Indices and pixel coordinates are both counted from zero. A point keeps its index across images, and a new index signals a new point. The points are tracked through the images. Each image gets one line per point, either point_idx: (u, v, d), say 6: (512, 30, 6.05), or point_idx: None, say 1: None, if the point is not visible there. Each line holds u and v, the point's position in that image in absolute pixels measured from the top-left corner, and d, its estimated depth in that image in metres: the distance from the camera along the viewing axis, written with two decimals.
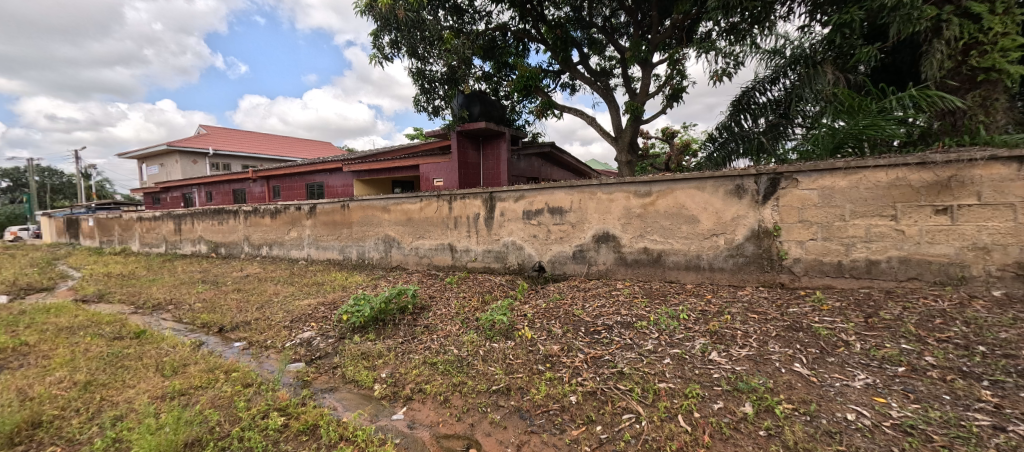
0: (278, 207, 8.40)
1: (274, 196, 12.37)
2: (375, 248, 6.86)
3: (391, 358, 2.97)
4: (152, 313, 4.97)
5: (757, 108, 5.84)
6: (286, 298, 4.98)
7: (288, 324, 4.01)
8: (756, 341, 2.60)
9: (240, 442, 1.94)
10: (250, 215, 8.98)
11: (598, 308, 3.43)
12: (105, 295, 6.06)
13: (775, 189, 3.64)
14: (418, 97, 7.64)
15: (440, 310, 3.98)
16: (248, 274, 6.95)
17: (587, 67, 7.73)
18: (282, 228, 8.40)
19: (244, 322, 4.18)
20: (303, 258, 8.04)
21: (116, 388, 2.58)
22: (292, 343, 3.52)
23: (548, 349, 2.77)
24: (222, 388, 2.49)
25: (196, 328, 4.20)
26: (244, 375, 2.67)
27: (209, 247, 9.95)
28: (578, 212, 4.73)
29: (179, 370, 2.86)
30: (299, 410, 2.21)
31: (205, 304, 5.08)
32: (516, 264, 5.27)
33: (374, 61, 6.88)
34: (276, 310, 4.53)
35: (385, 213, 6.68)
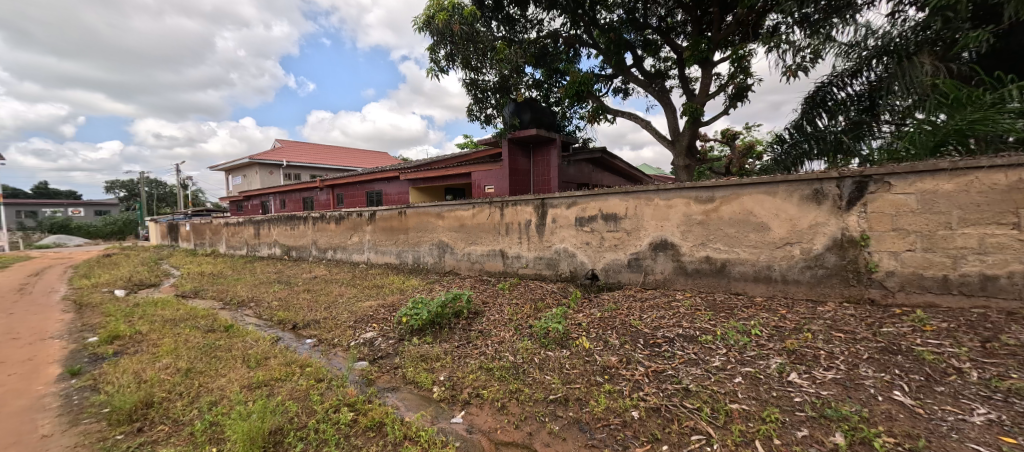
0: (342, 213, 9.01)
1: (338, 203, 13.29)
2: (430, 253, 7.11)
3: (448, 361, 3.05)
4: (236, 309, 5.54)
5: (835, 104, 5.32)
6: (350, 300, 5.31)
7: (352, 324, 4.26)
8: (843, 363, 2.34)
9: (316, 433, 2.08)
10: (318, 221, 9.72)
11: (658, 320, 3.28)
12: (199, 291, 6.85)
13: (862, 193, 3.27)
14: (471, 106, 7.87)
15: (493, 316, 4.02)
16: (316, 276, 7.51)
17: (641, 69, 7.52)
18: (345, 233, 8.99)
19: (314, 320, 4.51)
20: (364, 261, 8.54)
21: (210, 376, 2.89)
22: (356, 342, 3.73)
23: (605, 361, 2.69)
24: (298, 382, 2.69)
25: (274, 324, 4.60)
26: (317, 371, 2.87)
27: (283, 250, 10.90)
28: (633, 218, 4.57)
29: (260, 363, 3.14)
30: (367, 407, 2.33)
31: (281, 302, 5.56)
32: (568, 271, 5.19)
33: (430, 74, 7.18)
34: (342, 310, 4.84)
35: (439, 219, 6.90)
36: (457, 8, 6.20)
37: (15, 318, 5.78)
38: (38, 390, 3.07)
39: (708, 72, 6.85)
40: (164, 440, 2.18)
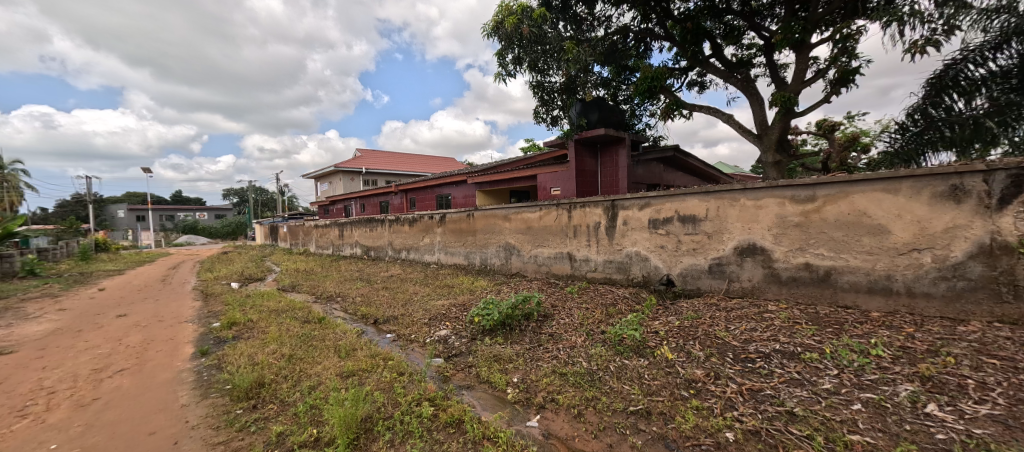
0: (415, 216, 9.54)
1: (411, 206, 14.13)
2: (497, 255, 7.23)
3: (520, 363, 3.05)
4: (327, 303, 6.12)
5: (973, 83, 4.43)
6: (425, 298, 5.59)
7: (427, 321, 4.47)
8: (1002, 397, 1.92)
9: (401, 425, 2.20)
10: (394, 223, 10.40)
11: (749, 332, 2.97)
12: (296, 286, 7.68)
13: (1021, 189, 2.68)
14: (538, 109, 7.88)
15: (564, 319, 3.95)
16: (393, 275, 8.04)
17: (721, 59, 6.96)
18: (417, 235, 9.51)
19: (393, 316, 4.80)
20: (435, 262, 8.95)
21: (309, 363, 3.21)
22: (432, 339, 3.90)
23: (690, 373, 2.50)
24: (382, 374, 2.87)
25: (358, 318, 5.00)
26: (398, 364, 3.04)
27: (363, 250, 11.84)
28: (715, 220, 4.22)
29: (349, 354, 3.41)
30: (446, 403, 2.41)
31: (363, 298, 6.02)
32: (641, 276, 4.94)
33: (498, 79, 7.32)
34: (417, 308, 5.11)
35: (506, 222, 6.99)
36: (525, 11, 6.25)
37: (160, 304, 6.96)
38: (178, 365, 3.64)
39: (802, 57, 6.13)
40: (274, 418, 2.45)
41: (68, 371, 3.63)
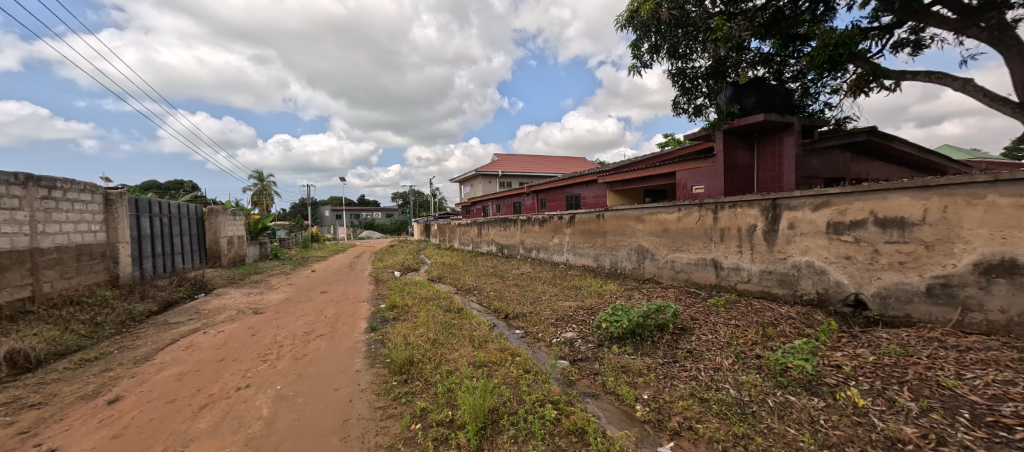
0: (545, 217, 9.77)
1: (541, 207, 14.56)
2: (628, 258, 6.85)
3: (652, 379, 2.79)
4: (466, 295, 6.77)
5: None
6: (552, 298, 5.66)
7: (554, 321, 4.50)
8: None
9: (525, 423, 2.23)
10: (525, 223, 10.86)
11: (1000, 387, 2.09)
12: (442, 278, 8.70)
13: None
14: (678, 99, 7.16)
15: (706, 336, 3.47)
16: (523, 272, 8.39)
17: (952, 6, 5.12)
18: (547, 235, 9.72)
19: (522, 313, 4.99)
20: (563, 262, 8.99)
21: (448, 349, 3.57)
22: (558, 340, 3.89)
23: (894, 431, 1.90)
24: (509, 369, 2.99)
25: (491, 311, 5.37)
26: (525, 362, 3.13)
27: (498, 247, 12.71)
28: (938, 226, 3.12)
29: (481, 345, 3.66)
30: (569, 409, 2.36)
31: (496, 293, 6.45)
32: (813, 293, 4.01)
33: (632, 71, 6.91)
34: (545, 307, 5.19)
35: (639, 223, 6.55)
36: None
37: (347, 285, 8.77)
38: (355, 337, 4.49)
39: None
40: (420, 393, 2.79)
41: (290, 332, 4.85)
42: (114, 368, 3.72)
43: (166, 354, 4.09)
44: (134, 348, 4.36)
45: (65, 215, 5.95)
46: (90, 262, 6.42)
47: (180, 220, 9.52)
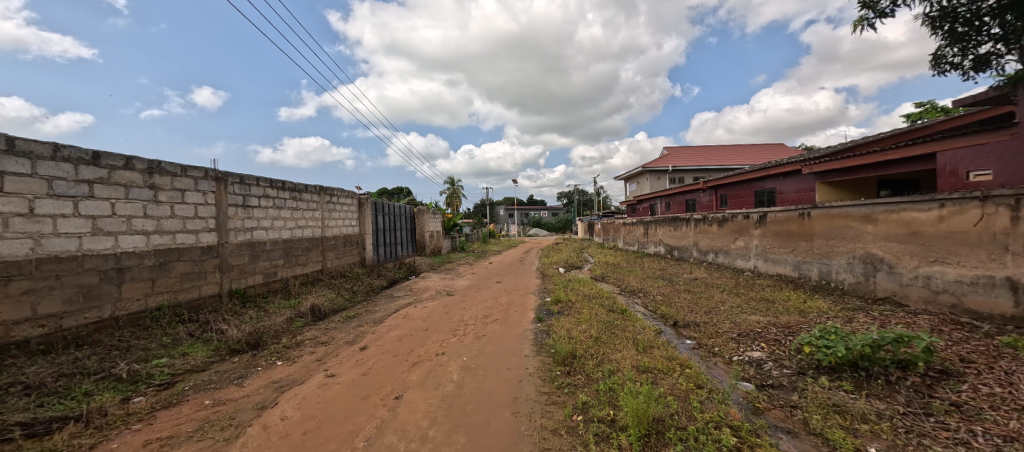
0: (726, 215, 8.54)
1: (721, 204, 12.76)
2: (848, 269, 5.35)
3: (884, 429, 2.13)
4: (630, 296, 6.55)
5: None
6: (734, 309, 4.91)
7: (736, 336, 3.91)
8: None
9: (695, 442, 2.04)
10: (700, 223, 9.73)
11: None
12: (606, 277, 8.63)
13: None
14: (941, 51, 5.12)
15: (988, 389, 2.43)
16: (697, 278, 7.54)
17: None
18: (728, 236, 8.46)
19: (694, 322, 4.52)
20: (750, 269, 7.68)
21: (611, 349, 3.54)
22: (740, 359, 3.37)
23: None
24: (678, 380, 2.76)
25: (658, 316, 5.05)
26: (697, 375, 2.84)
27: (667, 249, 11.77)
28: None
29: (646, 350, 3.50)
30: (754, 440, 2.03)
31: (664, 297, 6.01)
32: None
33: (859, 27, 5.32)
34: (724, 318, 4.56)
35: (869, 224, 5.02)
36: None
37: (518, 278, 9.67)
38: (524, 325, 4.93)
39: None
40: (582, 387, 2.87)
41: (474, 314, 5.68)
42: (363, 325, 5.13)
43: (392, 320, 5.38)
44: (373, 312, 5.89)
45: (338, 214, 8.47)
46: (350, 248, 8.98)
47: (400, 218, 12.29)
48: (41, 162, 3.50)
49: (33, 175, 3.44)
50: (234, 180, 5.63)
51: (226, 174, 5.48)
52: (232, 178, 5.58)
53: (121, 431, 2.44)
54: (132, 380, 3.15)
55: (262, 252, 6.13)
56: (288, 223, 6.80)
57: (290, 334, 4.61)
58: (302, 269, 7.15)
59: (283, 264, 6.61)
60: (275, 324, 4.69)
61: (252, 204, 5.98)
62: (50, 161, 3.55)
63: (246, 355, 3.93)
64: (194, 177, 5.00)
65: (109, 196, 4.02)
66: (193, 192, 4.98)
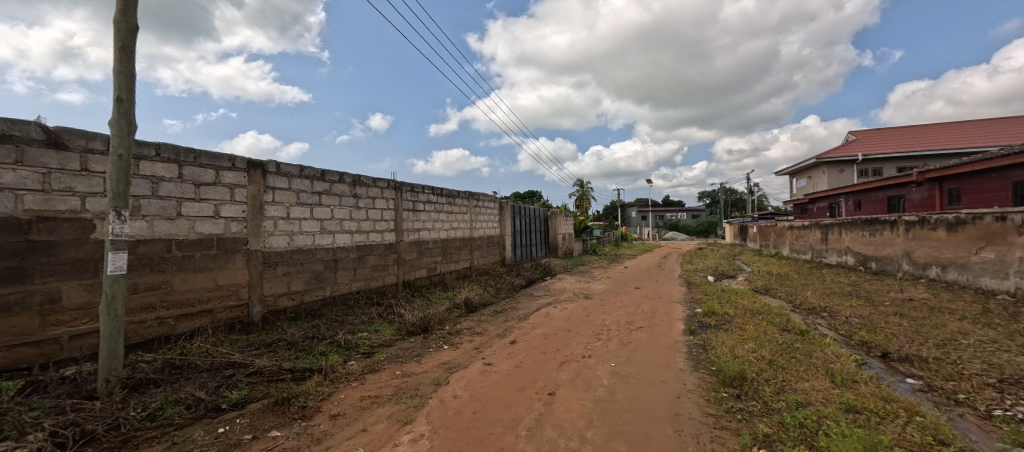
0: (962, 217, 6.35)
1: (949, 201, 9.59)
2: None
3: None
4: (808, 315, 5.43)
5: None
6: (985, 345, 3.60)
7: (996, 383, 2.85)
8: None
9: None
10: (915, 226, 7.47)
11: None
12: (770, 290, 7.35)
13: None
14: None
15: None
16: (912, 298, 5.80)
17: None
18: (966, 245, 6.27)
19: (916, 356, 3.48)
20: (1008, 291, 5.53)
21: (794, 376, 2.98)
22: (1009, 415, 2.43)
23: None
24: (905, 429, 2.15)
25: (855, 343, 4.05)
26: (936, 428, 2.16)
27: (857, 259, 9.39)
28: None
29: (845, 383, 2.84)
30: None
31: (861, 320, 4.79)
32: None
33: None
34: (969, 356, 3.38)
35: None
36: None
37: (659, 284, 9.02)
38: (674, 336, 4.56)
39: None
40: (759, 416, 2.49)
41: (616, 319, 5.51)
42: (510, 320, 5.50)
43: (535, 318, 5.62)
44: (517, 309, 6.27)
45: (483, 216, 9.32)
46: (492, 247, 9.77)
47: (535, 220, 12.82)
48: (294, 179, 4.74)
49: (289, 189, 4.68)
50: (407, 188, 6.70)
51: (402, 184, 6.56)
52: (405, 186, 6.65)
53: (344, 386, 3.14)
54: (346, 347, 4.03)
55: (426, 249, 7.16)
56: (445, 225, 7.77)
57: (451, 323, 5.25)
58: (455, 265, 8.08)
59: (441, 261, 7.60)
60: (439, 312, 5.41)
61: (419, 209, 7.03)
62: (297, 178, 4.78)
63: (420, 337, 4.64)
64: (380, 187, 6.12)
65: (330, 203, 5.22)
66: (380, 199, 6.12)
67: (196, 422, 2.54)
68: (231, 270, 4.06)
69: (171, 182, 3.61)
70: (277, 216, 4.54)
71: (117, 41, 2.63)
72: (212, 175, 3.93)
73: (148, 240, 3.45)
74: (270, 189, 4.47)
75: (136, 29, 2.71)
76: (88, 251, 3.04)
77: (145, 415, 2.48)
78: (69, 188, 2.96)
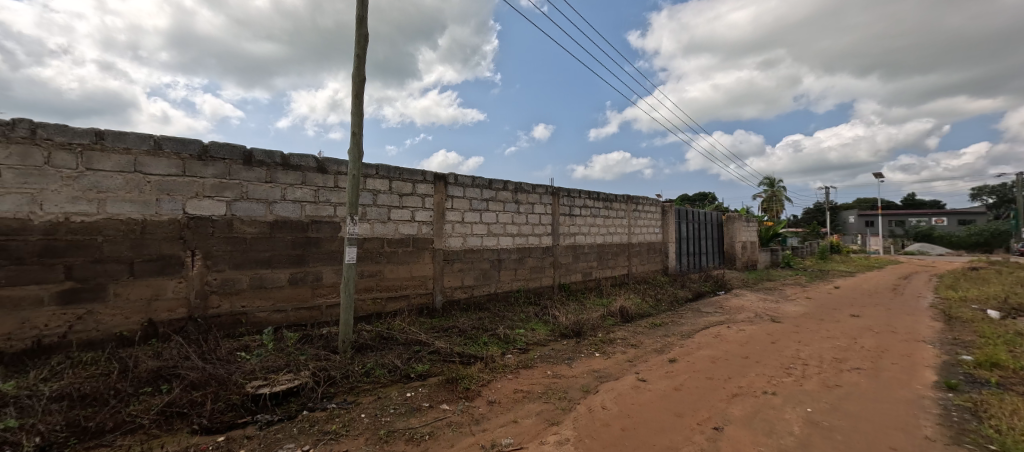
0: None
1: None
2: None
3: None
4: None
5: None
6: None
7: None
8: None
9: None
10: None
11: None
12: None
13: None
14: None
15: None
16: None
17: None
18: None
19: None
20: None
21: None
22: None
23: None
24: None
25: None
26: None
27: None
28: None
29: None
30: None
31: None
32: None
33: None
34: None
35: None
36: None
37: (892, 314, 6.71)
38: (916, 388, 3.30)
39: None
40: None
41: (817, 353, 4.36)
42: (670, 336, 5.01)
43: (702, 337, 4.96)
44: (680, 324, 5.65)
45: (643, 221, 8.79)
46: (653, 255, 9.12)
47: (707, 225, 11.33)
48: (468, 188, 5.48)
49: (464, 197, 5.43)
50: (564, 194, 6.89)
51: (559, 189, 6.78)
52: (562, 192, 6.85)
53: (501, 376, 3.43)
54: (505, 341, 4.40)
55: (581, 254, 7.21)
56: (601, 229, 7.66)
57: (604, 330, 5.13)
58: (612, 271, 7.88)
59: (597, 266, 7.52)
60: (592, 318, 5.36)
61: (576, 213, 7.13)
62: (471, 187, 5.50)
63: (572, 341, 4.68)
64: (539, 193, 6.47)
65: (496, 209, 5.82)
66: (539, 205, 6.47)
67: (393, 384, 3.19)
68: (421, 264, 4.96)
69: (385, 193, 4.66)
70: (455, 220, 5.33)
71: (354, 92, 3.55)
72: (411, 187, 4.89)
73: (369, 238, 4.54)
74: (449, 197, 5.28)
75: (364, 80, 3.59)
76: (336, 245, 4.21)
77: (364, 371, 3.27)
78: (327, 200, 4.17)
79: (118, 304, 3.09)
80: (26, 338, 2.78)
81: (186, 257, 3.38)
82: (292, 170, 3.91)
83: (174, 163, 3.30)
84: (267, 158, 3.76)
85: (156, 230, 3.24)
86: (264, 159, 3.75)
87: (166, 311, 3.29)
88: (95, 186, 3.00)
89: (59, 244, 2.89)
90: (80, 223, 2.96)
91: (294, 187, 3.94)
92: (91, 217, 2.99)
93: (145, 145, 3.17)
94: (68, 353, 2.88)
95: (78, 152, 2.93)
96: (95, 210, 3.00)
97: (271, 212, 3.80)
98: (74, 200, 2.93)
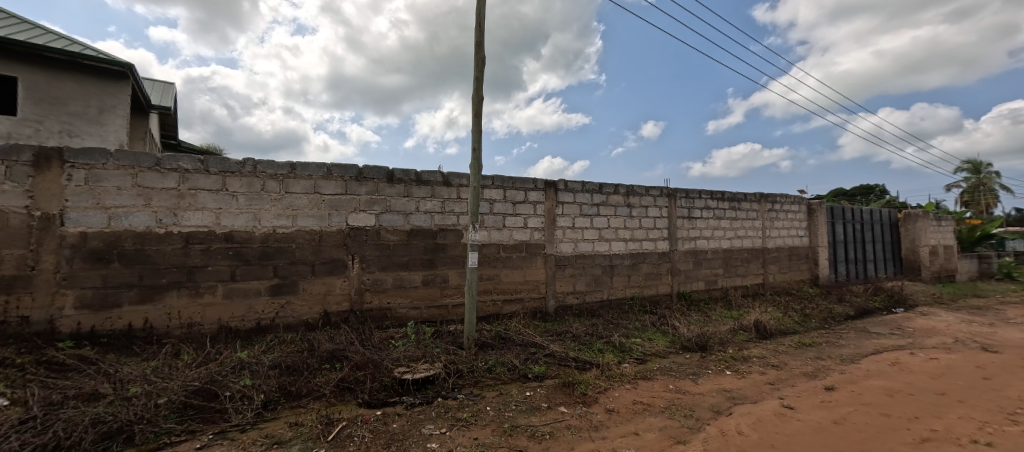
0: None
1: None
2: None
3: None
4: None
5: None
6: None
7: None
8: None
9: None
10: None
11: None
12: None
13: None
14: None
15: None
16: None
17: None
18: None
19: None
20: None
21: None
22: None
23: None
24: None
25: None
26: None
27: None
28: None
29: None
30: None
31: None
32: None
33: None
34: None
35: None
36: None
37: None
38: None
39: None
40: None
41: None
42: (825, 359, 4.22)
43: (871, 363, 4.06)
44: (839, 346, 4.71)
45: (782, 223, 7.60)
46: (797, 262, 7.80)
47: (874, 226, 9.20)
48: (578, 194, 5.50)
49: (574, 202, 5.47)
50: (682, 195, 6.39)
51: (675, 190, 6.32)
52: (679, 193, 6.36)
53: (619, 385, 3.35)
54: (621, 349, 4.27)
55: (704, 260, 6.57)
56: (728, 233, 6.87)
57: (736, 346, 4.59)
58: (742, 280, 6.99)
59: (723, 274, 6.76)
60: (720, 331, 4.84)
61: (696, 215, 6.54)
62: (580, 192, 5.51)
63: (697, 355, 4.30)
64: (654, 195, 6.13)
65: (607, 213, 5.71)
66: (653, 208, 6.13)
67: (513, 382, 3.38)
68: (534, 269, 5.14)
69: (500, 202, 4.98)
70: (565, 225, 5.40)
71: (473, 111, 3.91)
72: (523, 195, 5.13)
73: (488, 244, 4.89)
74: (560, 203, 5.37)
75: (482, 100, 3.91)
76: (459, 251, 4.66)
77: (487, 367, 3.54)
78: (452, 210, 4.64)
79: (304, 297, 3.94)
80: (252, 320, 3.73)
81: (348, 261, 4.12)
82: (423, 185, 4.47)
83: (340, 184, 4.08)
84: (404, 176, 4.38)
85: (329, 238, 4.05)
86: (402, 177, 4.37)
87: (336, 304, 4.06)
88: (291, 205, 3.89)
89: (270, 250, 3.81)
90: (282, 234, 3.86)
91: (425, 199, 4.49)
92: (288, 229, 3.89)
93: (321, 172, 4.00)
94: (276, 333, 3.78)
95: (281, 180, 3.85)
96: (291, 223, 3.90)
97: (408, 222, 4.40)
98: (279, 217, 3.84)
